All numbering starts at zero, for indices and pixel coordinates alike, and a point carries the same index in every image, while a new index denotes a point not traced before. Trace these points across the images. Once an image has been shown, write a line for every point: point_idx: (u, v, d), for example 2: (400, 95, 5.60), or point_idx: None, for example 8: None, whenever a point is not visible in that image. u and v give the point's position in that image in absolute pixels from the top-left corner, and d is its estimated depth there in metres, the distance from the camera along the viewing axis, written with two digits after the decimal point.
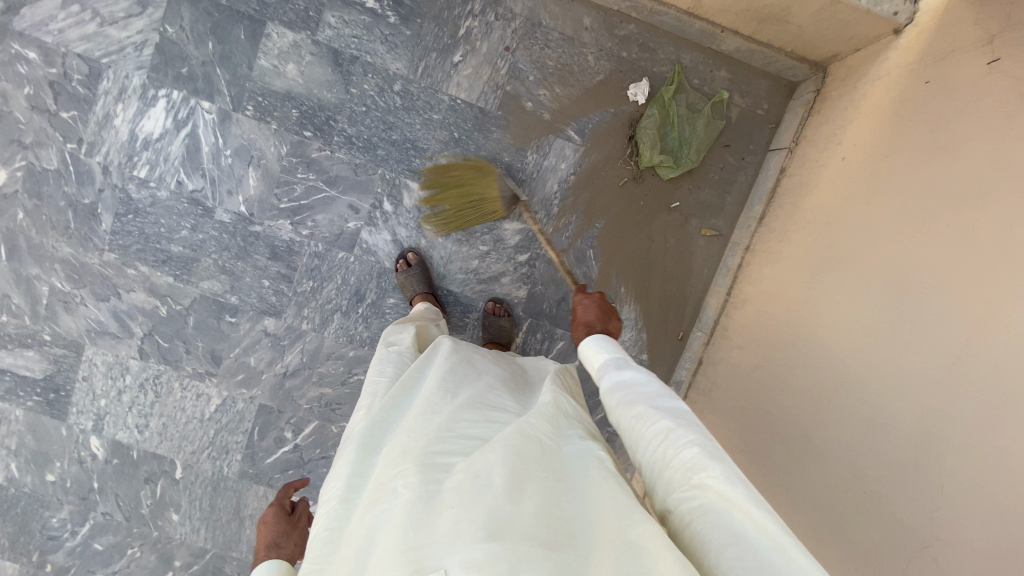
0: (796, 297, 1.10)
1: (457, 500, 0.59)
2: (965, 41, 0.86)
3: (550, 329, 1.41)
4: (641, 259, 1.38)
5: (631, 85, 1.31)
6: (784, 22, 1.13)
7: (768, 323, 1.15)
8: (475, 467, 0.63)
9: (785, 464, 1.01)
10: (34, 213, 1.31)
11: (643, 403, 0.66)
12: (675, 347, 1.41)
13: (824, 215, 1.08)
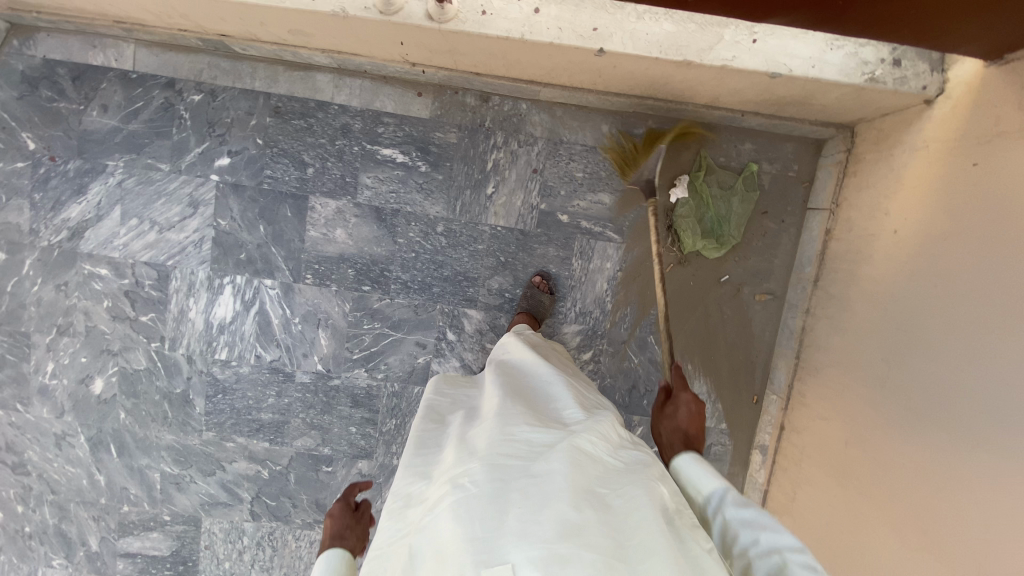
0: (869, 366, 1.12)
1: (524, 493, 0.62)
2: (1009, 126, 0.88)
3: (628, 419, 1.44)
4: (701, 335, 1.40)
5: (677, 181, 1.34)
6: (807, 104, 1.13)
7: (846, 392, 1.18)
8: (543, 461, 0.66)
9: (880, 537, 1.03)
10: (134, 410, 1.41)
11: (757, 510, 0.65)
12: (751, 413, 1.44)
13: (886, 286, 1.10)
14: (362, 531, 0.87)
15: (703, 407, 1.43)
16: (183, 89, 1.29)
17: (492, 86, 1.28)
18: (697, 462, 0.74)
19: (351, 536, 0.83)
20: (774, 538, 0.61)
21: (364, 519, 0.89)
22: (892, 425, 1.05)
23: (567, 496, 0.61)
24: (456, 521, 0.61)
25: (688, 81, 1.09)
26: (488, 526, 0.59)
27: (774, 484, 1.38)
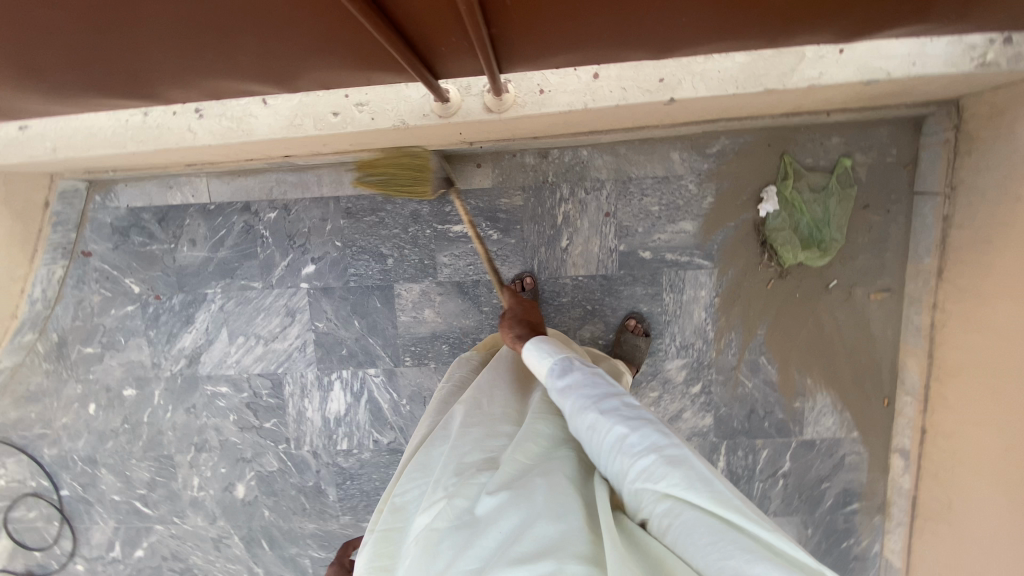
0: (1017, 369, 1.03)
1: (494, 515, 0.64)
2: None
3: (750, 442, 1.40)
4: (817, 346, 1.33)
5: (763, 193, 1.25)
6: (906, 95, 1.02)
7: (995, 396, 1.08)
8: (506, 478, 0.70)
9: None
10: (276, 506, 1.51)
11: (596, 408, 0.72)
12: (884, 414, 1.36)
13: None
14: None
15: (830, 417, 1.37)
16: (258, 208, 1.34)
17: (550, 141, 1.25)
18: (555, 361, 0.85)
19: None
20: (611, 432, 0.68)
21: None
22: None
23: (531, 508, 0.63)
24: (438, 557, 0.63)
25: (768, 102, 1.01)
26: (468, 558, 0.61)
27: (924, 488, 1.31)
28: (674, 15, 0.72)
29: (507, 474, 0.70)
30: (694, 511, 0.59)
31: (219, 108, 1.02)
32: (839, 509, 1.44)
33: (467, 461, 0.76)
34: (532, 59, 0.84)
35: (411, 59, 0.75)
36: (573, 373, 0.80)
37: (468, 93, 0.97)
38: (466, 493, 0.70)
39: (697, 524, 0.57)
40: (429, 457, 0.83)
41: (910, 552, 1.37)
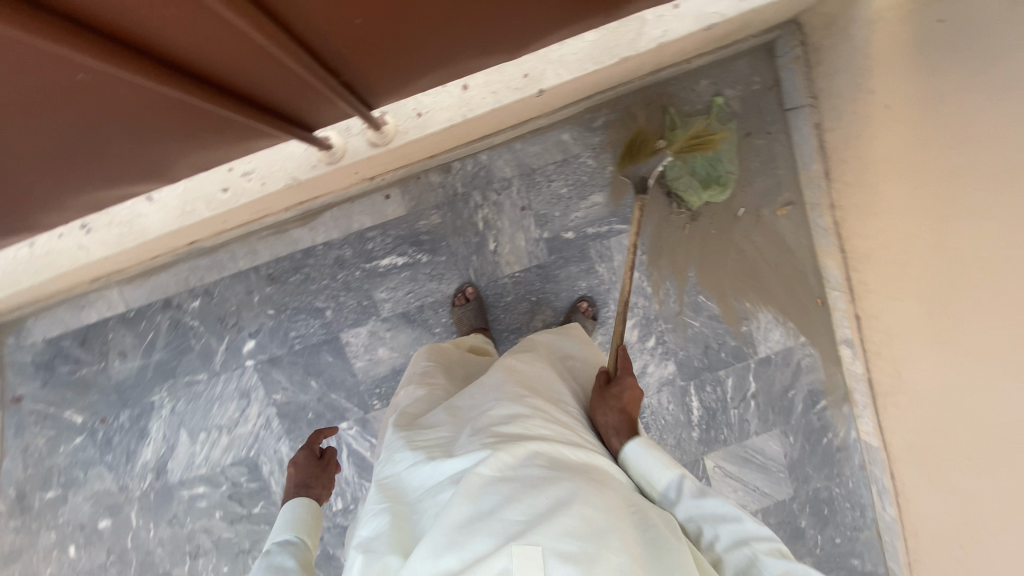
0: (903, 239, 1.16)
1: (547, 486, 0.64)
2: None
3: (714, 375, 1.49)
4: (745, 271, 1.42)
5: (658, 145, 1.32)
6: (745, 28, 1.12)
7: (896, 267, 1.21)
8: (556, 458, 0.70)
9: (977, 384, 1.09)
10: None
11: (718, 500, 0.71)
12: (821, 314, 1.47)
13: (889, 163, 1.13)
14: (327, 479, 0.98)
15: (776, 330, 1.47)
16: (180, 301, 1.31)
17: (446, 155, 1.28)
18: (639, 444, 0.79)
19: (314, 484, 0.95)
20: (744, 526, 0.68)
21: (328, 468, 1.00)
22: (959, 278, 1.06)
23: (585, 497, 0.63)
24: (475, 506, 0.61)
25: (629, 68, 1.08)
26: (517, 508, 0.60)
27: (874, 368, 1.42)
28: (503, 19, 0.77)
29: (559, 458, 0.71)
30: None
31: (106, 218, 0.99)
32: (810, 409, 1.54)
33: (511, 427, 0.73)
34: (396, 88, 0.87)
35: (277, 122, 0.78)
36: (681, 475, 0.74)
37: (348, 135, 0.98)
38: (515, 453, 0.68)
39: None
40: (452, 430, 0.80)
41: (881, 428, 1.48)
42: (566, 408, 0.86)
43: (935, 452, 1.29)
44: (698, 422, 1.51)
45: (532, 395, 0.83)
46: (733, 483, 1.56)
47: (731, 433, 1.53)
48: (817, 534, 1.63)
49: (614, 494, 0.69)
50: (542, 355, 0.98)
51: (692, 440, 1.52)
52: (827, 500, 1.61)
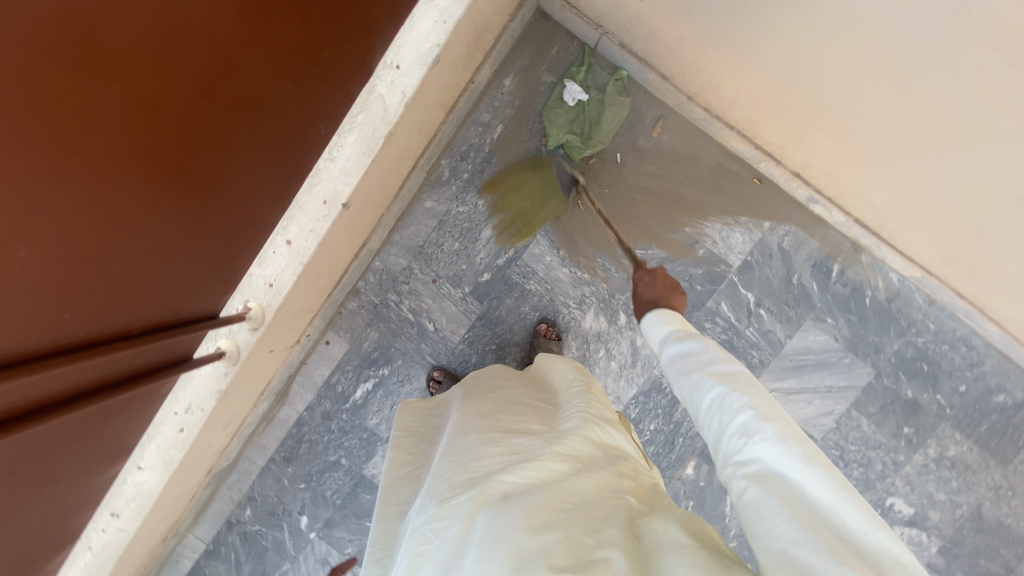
0: (753, 87, 1.08)
1: (475, 543, 0.58)
2: None
3: (703, 309, 1.40)
4: (662, 200, 1.36)
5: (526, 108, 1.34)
6: (487, 24, 1.14)
7: (774, 115, 1.12)
8: (501, 489, 0.65)
9: (925, 167, 0.97)
10: None
11: (699, 370, 0.65)
12: (768, 189, 1.34)
13: (688, 38, 1.07)
14: None
15: (733, 232, 1.37)
16: (236, 516, 1.49)
17: (346, 283, 1.38)
18: (665, 330, 0.75)
19: None
20: (711, 390, 0.62)
21: None
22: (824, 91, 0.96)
23: (514, 529, 0.57)
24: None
25: (412, 129, 1.13)
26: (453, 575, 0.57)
27: (853, 208, 1.26)
28: (232, 206, 0.84)
29: (510, 488, 0.65)
30: (793, 477, 0.50)
31: (122, 499, 1.18)
32: (829, 280, 1.37)
33: (455, 479, 0.70)
34: (222, 283, 1.00)
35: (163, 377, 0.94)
36: (689, 338, 0.70)
37: (234, 335, 1.12)
38: (456, 509, 0.64)
39: (785, 493, 0.49)
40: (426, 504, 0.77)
41: (911, 257, 1.28)
42: (525, 426, 0.80)
43: (966, 250, 1.10)
44: None
45: (481, 433, 0.78)
46: (800, 396, 1.42)
47: (763, 350, 1.40)
48: (934, 395, 1.40)
49: (572, 506, 0.61)
50: (501, 392, 0.93)
51: None
52: (919, 356, 1.39)
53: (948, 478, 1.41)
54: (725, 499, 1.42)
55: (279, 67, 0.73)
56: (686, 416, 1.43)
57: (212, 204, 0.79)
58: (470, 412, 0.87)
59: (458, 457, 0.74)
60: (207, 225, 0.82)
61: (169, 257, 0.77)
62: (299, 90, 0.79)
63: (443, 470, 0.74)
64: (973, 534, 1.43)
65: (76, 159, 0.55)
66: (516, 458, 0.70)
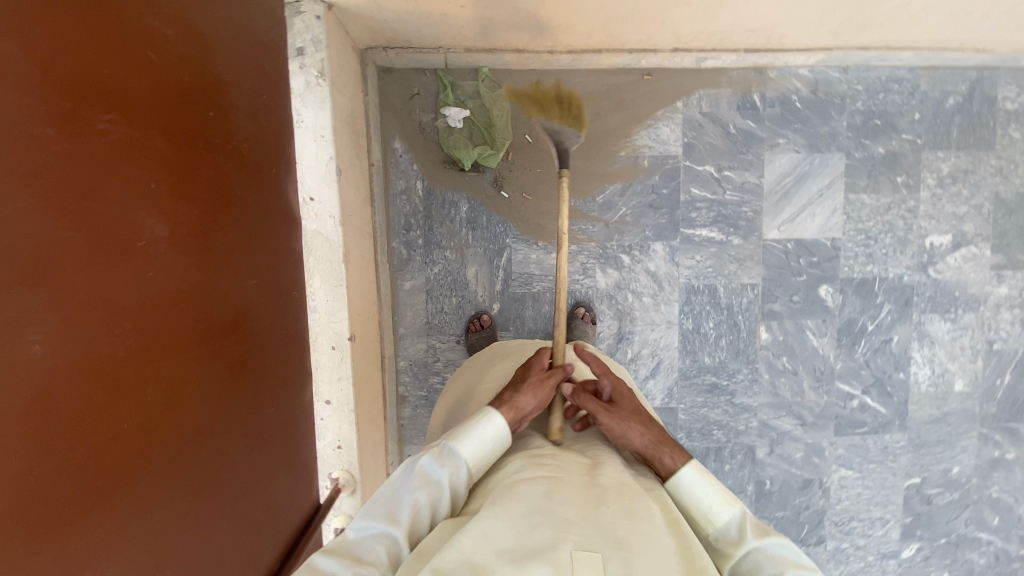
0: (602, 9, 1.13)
1: (606, 504, 0.65)
2: None
3: (682, 204, 1.45)
4: (588, 143, 1.41)
5: (429, 158, 1.37)
6: (352, 113, 1.15)
7: (631, 18, 1.16)
8: (628, 484, 0.72)
9: None
10: None
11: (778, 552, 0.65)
12: (660, 76, 1.41)
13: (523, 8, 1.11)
14: None
15: (661, 128, 1.42)
16: None
17: (392, 398, 1.40)
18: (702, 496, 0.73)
19: None
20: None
21: None
22: None
23: (642, 518, 0.64)
24: (529, 518, 0.62)
25: (357, 240, 1.15)
26: (577, 515, 0.63)
27: (738, 43, 1.32)
28: (275, 402, 0.85)
29: (639, 491, 0.72)
30: None
31: None
32: (759, 111, 1.44)
33: (586, 461, 0.76)
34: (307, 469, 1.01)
35: None
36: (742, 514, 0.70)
37: (341, 509, 1.12)
38: (589, 476, 0.71)
39: None
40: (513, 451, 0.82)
41: (808, 48, 1.36)
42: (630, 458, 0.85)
43: (846, 15, 1.18)
44: (724, 233, 1.46)
45: (605, 447, 0.83)
46: (805, 214, 1.48)
47: (750, 201, 1.46)
48: (902, 137, 1.48)
49: (675, 525, 0.69)
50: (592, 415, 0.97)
51: (739, 243, 1.47)
52: (868, 116, 1.47)
53: (959, 192, 1.50)
54: (806, 335, 1.51)
55: (242, 270, 0.73)
56: (732, 296, 1.48)
57: (260, 415, 0.80)
58: (580, 420, 0.90)
59: (593, 453, 0.79)
60: (268, 432, 0.83)
61: (260, 479, 0.79)
62: (263, 273, 0.80)
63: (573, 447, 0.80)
64: (1010, 219, 1.51)
65: (134, 474, 0.56)
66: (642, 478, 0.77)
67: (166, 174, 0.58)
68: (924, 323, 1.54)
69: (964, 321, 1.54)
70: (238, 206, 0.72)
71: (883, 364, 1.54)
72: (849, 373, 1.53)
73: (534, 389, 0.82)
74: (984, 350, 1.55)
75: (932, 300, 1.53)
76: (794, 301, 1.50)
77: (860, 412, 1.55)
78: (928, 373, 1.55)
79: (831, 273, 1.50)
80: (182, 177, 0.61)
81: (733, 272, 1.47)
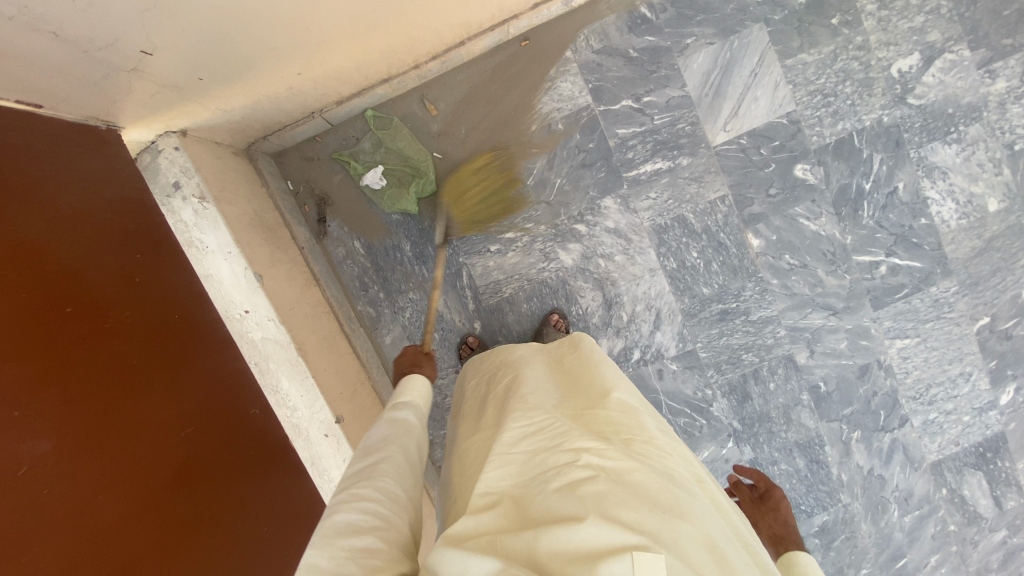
0: (436, 11, 1.07)
1: (672, 510, 0.62)
2: (170, 81, 0.87)
3: (615, 150, 1.36)
4: (495, 133, 1.36)
5: (355, 215, 1.38)
6: (256, 215, 1.17)
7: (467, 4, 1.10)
8: (683, 482, 0.69)
9: None
10: (839, 552, 1.47)
11: None
12: (537, 38, 1.33)
13: (362, 51, 1.08)
14: None
15: (561, 86, 1.34)
16: None
17: None
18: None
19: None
20: None
21: None
22: None
23: (697, 529, 0.61)
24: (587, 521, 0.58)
25: (309, 328, 1.17)
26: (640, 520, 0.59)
27: None
28: (253, 521, 0.91)
29: (694, 491, 0.69)
30: None
31: None
32: (653, 22, 1.33)
33: (642, 450, 0.72)
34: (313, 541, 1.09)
35: None
36: None
37: None
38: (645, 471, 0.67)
39: None
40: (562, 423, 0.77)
41: None
42: (674, 442, 0.81)
43: None
44: (669, 159, 1.36)
45: (660, 435, 0.79)
46: (746, 102, 1.35)
47: (683, 116, 1.35)
48: None
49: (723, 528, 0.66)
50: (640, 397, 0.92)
51: (689, 161, 1.36)
52: None
53: (907, 3, 1.32)
54: (798, 225, 1.38)
55: (164, 431, 0.77)
56: (704, 218, 1.38)
57: (237, 535, 0.87)
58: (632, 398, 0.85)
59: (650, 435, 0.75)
60: (252, 547, 0.90)
61: None
62: (200, 418, 0.84)
63: (629, 430, 0.75)
64: (977, 6, 1.32)
65: None
66: (692, 475, 0.74)
67: (33, 398, 0.61)
68: (926, 157, 1.37)
69: (971, 135, 1.36)
70: (136, 380, 0.75)
71: (897, 218, 1.38)
72: (866, 242, 1.39)
73: (428, 363, 1.02)
74: (1007, 155, 1.36)
75: (925, 129, 1.36)
76: (772, 195, 1.37)
77: (893, 277, 1.40)
78: (952, 206, 1.38)
79: (801, 149, 1.36)
80: (58, 383, 0.64)
81: (696, 194, 1.37)
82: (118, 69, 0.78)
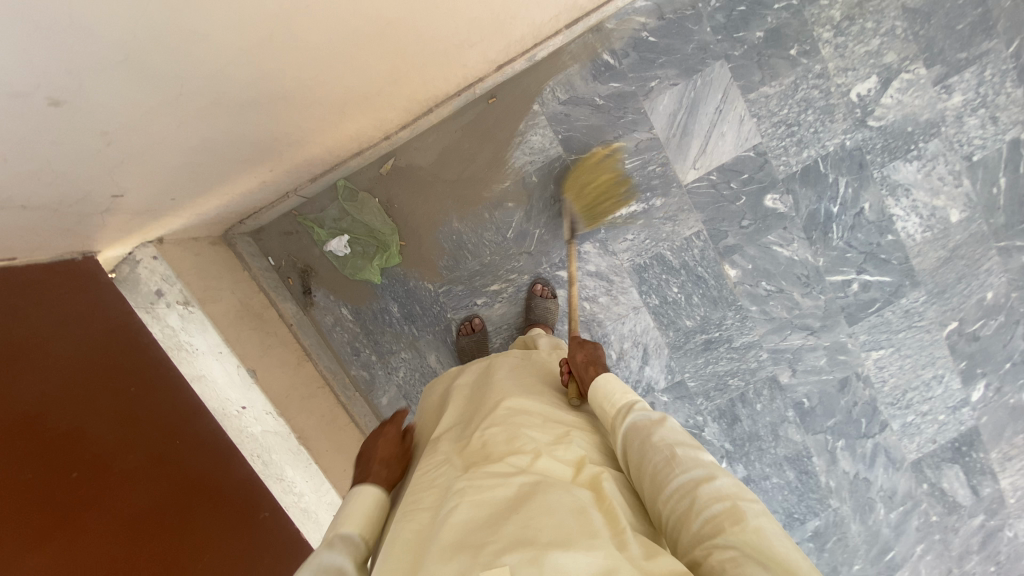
0: (400, 104, 1.10)
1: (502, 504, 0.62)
2: (138, 212, 0.86)
3: None
4: (470, 192, 1.36)
5: (339, 285, 1.39)
6: (241, 305, 1.18)
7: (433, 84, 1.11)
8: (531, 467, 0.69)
9: None
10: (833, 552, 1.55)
11: None
12: (503, 93, 1.34)
13: (331, 142, 1.09)
14: None
15: (531, 139, 1.35)
16: None
17: None
18: None
19: None
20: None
21: None
22: (427, 63, 1.01)
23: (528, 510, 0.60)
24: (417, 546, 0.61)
25: (306, 410, 1.18)
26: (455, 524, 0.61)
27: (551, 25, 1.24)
28: None
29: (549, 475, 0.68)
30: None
31: None
32: (616, 69, 1.34)
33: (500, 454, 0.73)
34: None
35: None
36: None
37: None
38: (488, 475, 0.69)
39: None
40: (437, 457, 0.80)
41: None
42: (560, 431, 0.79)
43: None
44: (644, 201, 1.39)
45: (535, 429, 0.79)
46: (712, 139, 1.38)
47: (653, 158, 1.37)
48: (774, 9, 1.34)
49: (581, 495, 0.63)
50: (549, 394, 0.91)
51: (663, 201, 1.40)
52: (729, 9, 1.34)
53: (862, 28, 1.35)
54: (772, 253, 1.43)
55: (160, 547, 0.83)
56: (681, 254, 1.41)
57: None
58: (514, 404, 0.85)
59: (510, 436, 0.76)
60: None
61: None
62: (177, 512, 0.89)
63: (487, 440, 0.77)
64: (931, 24, 1.35)
65: None
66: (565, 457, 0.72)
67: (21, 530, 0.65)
68: (889, 176, 1.41)
69: (930, 151, 1.40)
70: (113, 482, 0.79)
71: (866, 237, 1.43)
72: (837, 263, 1.44)
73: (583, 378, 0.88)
74: (966, 167, 1.41)
75: (886, 149, 1.40)
76: (745, 226, 1.41)
77: (865, 293, 1.46)
78: (917, 221, 1.43)
79: (769, 180, 1.40)
80: (51, 526, 0.68)
81: (671, 232, 1.40)
82: (90, 214, 0.78)
